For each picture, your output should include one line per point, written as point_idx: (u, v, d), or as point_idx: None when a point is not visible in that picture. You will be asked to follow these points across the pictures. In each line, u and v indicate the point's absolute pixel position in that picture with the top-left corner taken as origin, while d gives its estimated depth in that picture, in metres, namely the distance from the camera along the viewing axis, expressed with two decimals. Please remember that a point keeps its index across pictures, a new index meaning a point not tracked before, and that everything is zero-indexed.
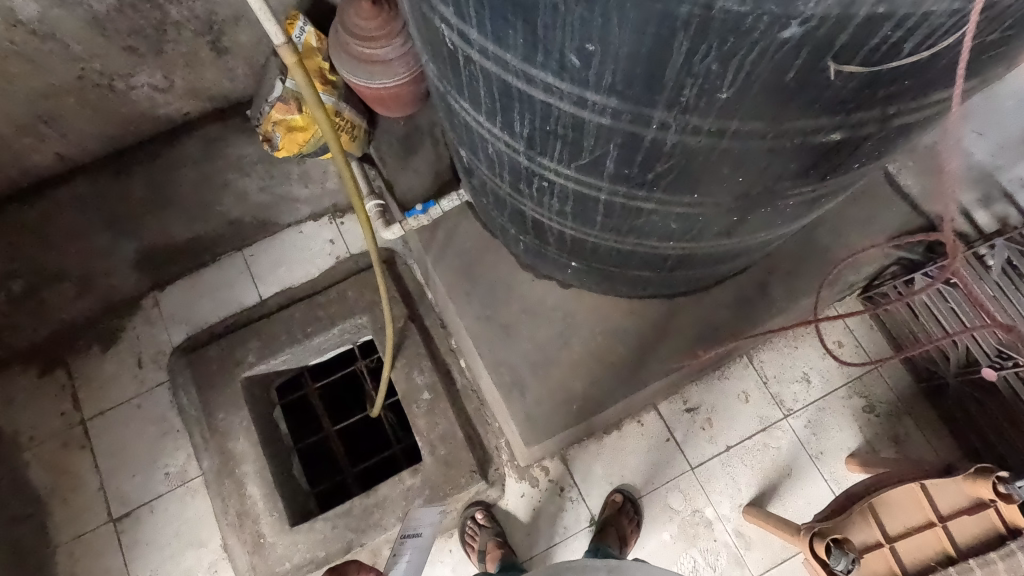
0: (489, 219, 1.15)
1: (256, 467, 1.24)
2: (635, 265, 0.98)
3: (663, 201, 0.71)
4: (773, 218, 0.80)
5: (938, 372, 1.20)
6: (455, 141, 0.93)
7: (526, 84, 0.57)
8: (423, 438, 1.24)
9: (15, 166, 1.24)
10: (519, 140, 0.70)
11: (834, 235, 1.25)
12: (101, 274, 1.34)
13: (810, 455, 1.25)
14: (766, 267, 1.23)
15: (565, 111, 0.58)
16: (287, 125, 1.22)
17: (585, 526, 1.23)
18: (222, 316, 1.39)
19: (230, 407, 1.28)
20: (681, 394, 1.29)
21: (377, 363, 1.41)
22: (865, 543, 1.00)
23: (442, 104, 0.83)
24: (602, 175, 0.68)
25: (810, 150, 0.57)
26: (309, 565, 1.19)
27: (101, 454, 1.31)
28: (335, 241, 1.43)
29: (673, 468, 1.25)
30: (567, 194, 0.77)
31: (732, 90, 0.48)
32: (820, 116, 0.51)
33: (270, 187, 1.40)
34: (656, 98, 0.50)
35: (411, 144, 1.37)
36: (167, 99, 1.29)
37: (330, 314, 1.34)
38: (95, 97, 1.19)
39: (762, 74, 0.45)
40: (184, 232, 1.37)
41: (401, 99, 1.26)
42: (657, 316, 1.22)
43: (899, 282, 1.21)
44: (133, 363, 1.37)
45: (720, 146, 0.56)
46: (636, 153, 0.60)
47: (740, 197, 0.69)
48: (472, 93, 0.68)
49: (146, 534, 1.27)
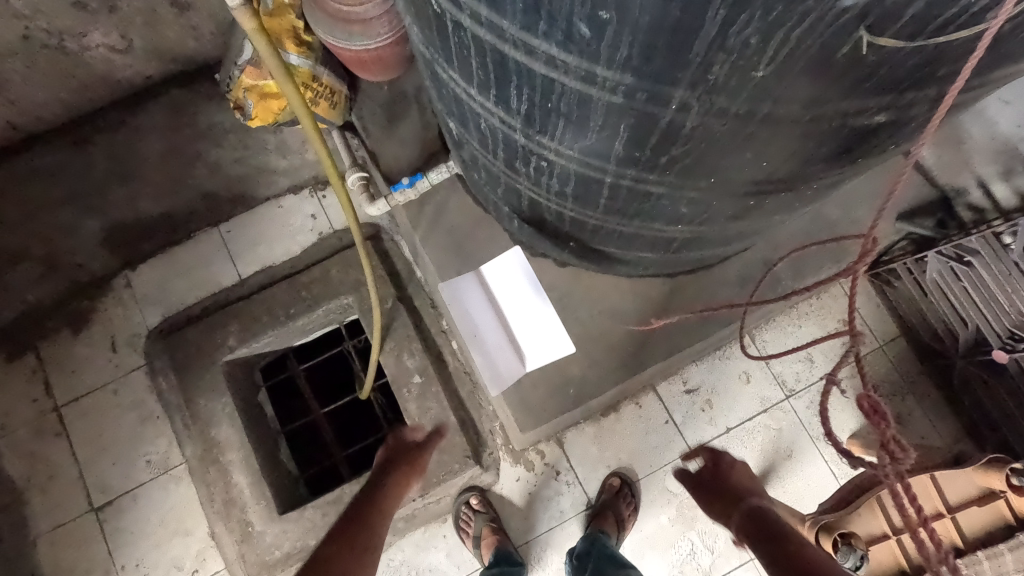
0: (482, 195, 1.07)
1: (241, 456, 1.20)
2: (639, 246, 0.92)
3: (674, 186, 0.64)
4: (791, 201, 0.73)
5: (943, 351, 1.15)
6: (443, 112, 0.84)
7: (526, 56, 0.49)
8: (414, 424, 1.19)
9: None
10: (515, 116, 0.62)
11: (844, 209, 1.19)
12: (66, 253, 1.26)
13: (811, 436, 1.23)
14: (770, 244, 1.18)
15: (570, 87, 0.50)
16: (259, 91, 1.12)
17: (580, 510, 1.21)
18: (200, 296, 1.31)
19: (212, 392, 1.23)
20: (681, 375, 1.25)
21: (365, 344, 1.35)
22: (870, 535, 0.98)
23: (429, 72, 0.75)
24: (609, 157, 0.61)
25: (849, 132, 0.51)
26: (300, 553, 1.16)
27: (78, 442, 1.26)
28: (317, 217, 1.35)
29: (672, 450, 1.23)
30: (568, 175, 0.70)
31: (770, 68, 0.40)
32: (868, 97, 0.44)
33: (245, 158, 1.31)
34: (678, 75, 0.43)
35: (396, 111, 1.27)
36: (126, 61, 1.18)
37: (314, 294, 1.27)
38: (45, 60, 1.08)
39: (809, 51, 0.38)
40: (154, 208, 1.29)
41: (384, 62, 1.16)
42: (658, 296, 1.16)
43: (909, 259, 1.15)
44: (107, 347, 1.30)
45: (747, 130, 0.49)
46: (649, 135, 0.53)
47: (760, 181, 0.62)
48: (462, 63, 0.60)
49: (129, 522, 1.23)
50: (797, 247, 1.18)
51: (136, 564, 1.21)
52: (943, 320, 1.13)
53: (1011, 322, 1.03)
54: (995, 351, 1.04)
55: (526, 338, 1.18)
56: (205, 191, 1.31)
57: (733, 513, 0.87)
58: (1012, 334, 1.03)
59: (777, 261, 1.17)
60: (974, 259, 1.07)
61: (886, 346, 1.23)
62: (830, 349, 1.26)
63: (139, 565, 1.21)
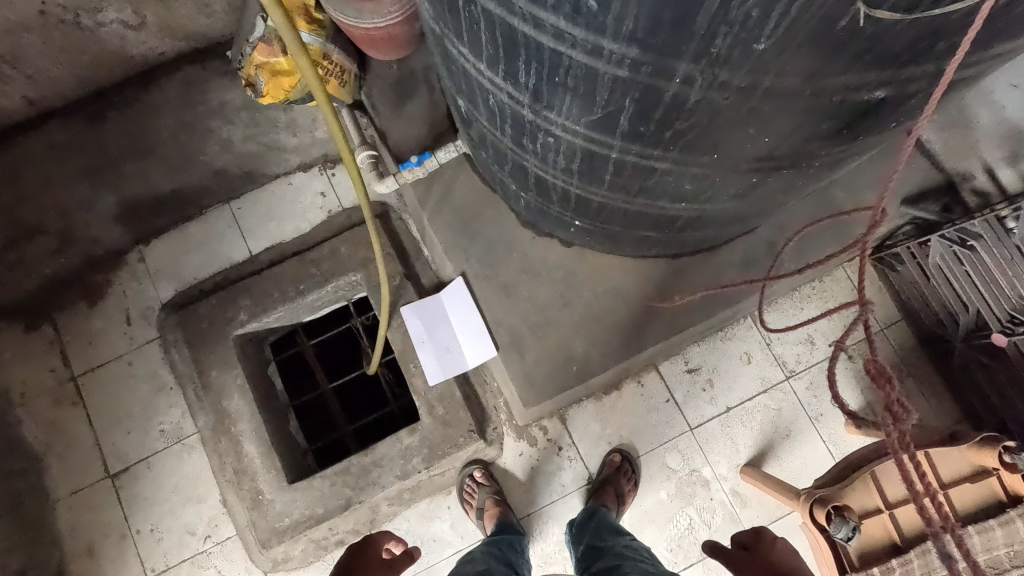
0: (489, 173, 1.09)
1: (252, 426, 1.23)
2: (644, 225, 0.93)
3: (679, 162, 0.65)
4: (794, 179, 0.74)
5: (945, 335, 1.17)
6: (452, 89, 0.85)
7: (534, 29, 0.50)
8: (420, 398, 1.22)
9: None
10: (524, 91, 0.64)
11: (849, 192, 1.20)
12: (82, 227, 1.29)
13: (810, 417, 1.25)
14: (774, 227, 1.19)
15: (577, 61, 0.51)
16: (271, 68, 1.14)
17: (582, 485, 1.24)
18: (212, 272, 1.34)
19: (224, 364, 1.26)
20: (683, 354, 1.27)
21: (373, 321, 1.37)
22: (864, 509, 1.00)
23: (438, 49, 0.76)
24: (615, 132, 0.62)
25: (850, 108, 0.52)
26: (308, 521, 1.19)
27: (94, 411, 1.29)
28: (326, 194, 1.36)
29: (672, 428, 1.25)
30: (574, 151, 0.71)
31: (772, 41, 0.42)
32: (868, 72, 0.45)
33: (256, 136, 1.33)
34: (683, 47, 0.44)
35: (405, 90, 1.28)
36: (139, 38, 1.19)
37: (323, 271, 1.29)
38: (61, 36, 1.10)
39: (809, 23, 0.39)
40: (168, 184, 1.32)
41: (393, 41, 1.17)
42: (662, 277, 1.18)
43: (913, 244, 1.15)
44: (121, 319, 1.33)
45: (750, 103, 0.50)
46: (655, 109, 0.54)
47: (762, 158, 0.64)
48: (472, 38, 0.61)
49: (144, 489, 1.27)
50: (802, 230, 1.19)
51: (151, 529, 1.25)
52: (944, 305, 1.14)
53: (1011, 305, 1.05)
54: (995, 334, 1.06)
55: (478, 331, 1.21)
56: (216, 168, 1.33)
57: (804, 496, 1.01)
58: (1011, 318, 1.05)
59: (781, 243, 1.18)
60: (978, 243, 1.07)
61: (886, 330, 1.26)
62: (831, 332, 1.28)
63: (153, 530, 1.25)
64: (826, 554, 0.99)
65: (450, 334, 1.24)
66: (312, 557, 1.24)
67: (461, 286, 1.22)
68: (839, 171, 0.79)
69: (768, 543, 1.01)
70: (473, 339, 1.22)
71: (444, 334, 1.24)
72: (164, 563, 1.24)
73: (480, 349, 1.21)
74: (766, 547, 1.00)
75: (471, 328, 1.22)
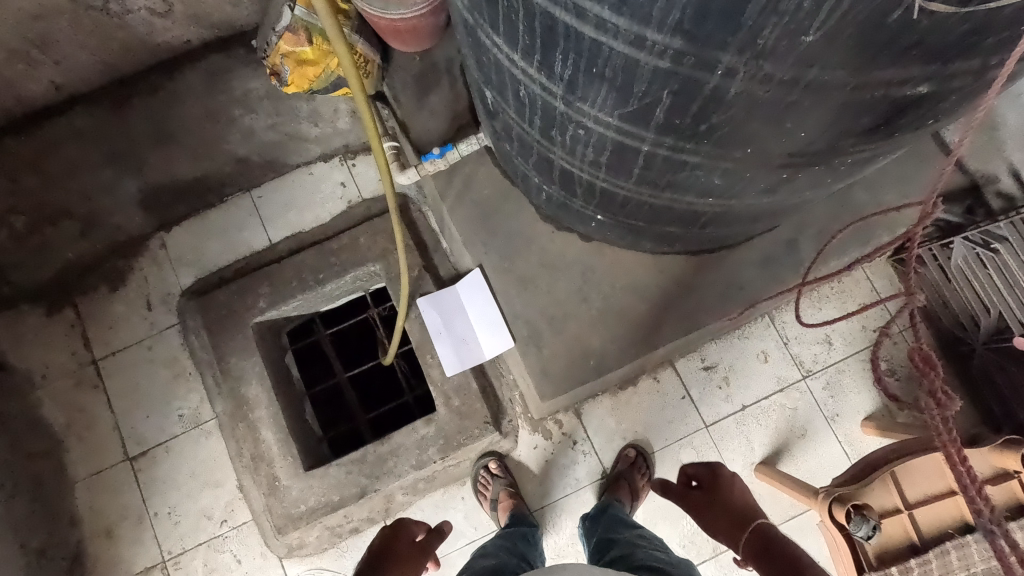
0: (510, 164, 1.09)
1: (270, 413, 1.24)
2: (667, 220, 0.93)
3: (711, 156, 0.65)
4: (824, 176, 0.74)
5: (966, 339, 1.16)
6: (480, 81, 0.86)
7: (576, 19, 0.51)
8: (437, 389, 1.23)
9: (10, 95, 1.19)
10: (558, 82, 0.64)
11: (871, 192, 1.19)
12: (105, 212, 1.30)
13: (826, 417, 1.25)
14: (795, 225, 1.18)
15: (617, 51, 0.52)
16: (297, 57, 1.14)
17: (595, 479, 1.24)
18: (231, 260, 1.35)
19: (243, 351, 1.27)
20: (699, 351, 1.27)
21: (390, 312, 1.38)
22: (882, 508, 1.00)
23: (469, 38, 0.76)
24: (648, 125, 0.62)
25: (890, 103, 0.52)
26: (323, 508, 1.20)
27: (114, 394, 1.31)
28: (347, 184, 1.37)
29: (687, 425, 1.25)
30: (605, 143, 0.71)
31: (820, 33, 0.42)
32: (913, 67, 0.45)
33: (278, 125, 1.34)
34: (729, 39, 0.45)
35: (427, 81, 1.28)
36: (166, 25, 1.20)
37: (342, 261, 1.30)
38: (91, 22, 1.12)
39: (860, 16, 0.39)
40: (190, 171, 1.33)
41: (418, 32, 1.18)
42: (682, 273, 1.18)
43: (936, 245, 1.16)
44: (142, 305, 1.34)
45: (791, 97, 0.50)
46: (693, 102, 0.55)
47: (796, 154, 0.64)
48: (509, 28, 0.61)
49: (162, 473, 1.28)
50: (823, 229, 1.18)
51: (169, 512, 1.27)
52: (966, 308, 1.14)
53: None
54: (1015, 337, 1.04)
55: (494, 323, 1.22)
56: (238, 156, 1.34)
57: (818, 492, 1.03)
58: None
59: (801, 242, 1.18)
60: (1002, 246, 1.08)
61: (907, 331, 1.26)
62: (849, 332, 1.27)
63: (171, 513, 1.27)
64: (843, 552, 1.00)
65: (467, 327, 1.24)
66: (326, 544, 1.25)
67: (477, 278, 1.23)
68: (869, 169, 0.78)
69: (722, 480, 1.10)
70: (489, 331, 1.22)
71: (461, 326, 1.25)
72: (180, 546, 1.26)
73: (496, 340, 1.22)
74: (720, 485, 1.09)
75: (487, 319, 1.23)
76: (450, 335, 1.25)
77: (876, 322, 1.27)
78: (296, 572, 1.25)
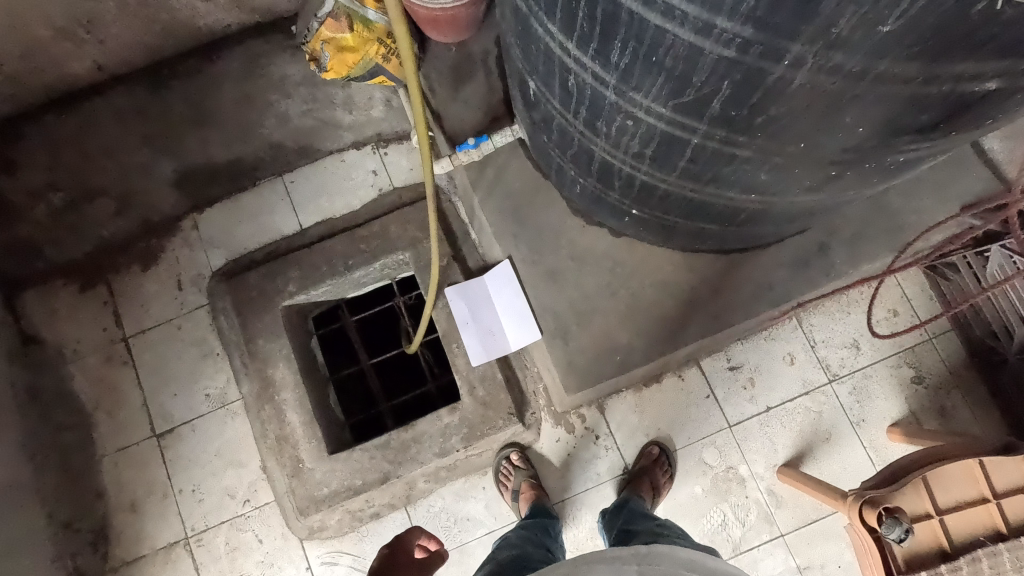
0: (545, 157, 1.10)
1: (296, 396, 1.25)
2: (704, 217, 0.93)
3: (762, 150, 0.65)
4: (871, 176, 0.74)
5: (999, 348, 1.18)
6: (524, 69, 0.86)
7: (643, 6, 0.51)
8: (462, 377, 1.24)
9: (54, 71, 1.22)
10: (611, 72, 0.64)
11: (907, 198, 1.18)
12: (141, 191, 1.34)
13: (851, 422, 1.24)
14: (828, 228, 1.18)
15: (681, 40, 0.52)
16: (337, 44, 1.15)
17: (616, 474, 1.24)
18: (262, 244, 1.36)
19: (271, 333, 1.28)
20: (725, 351, 1.27)
21: (416, 301, 1.39)
22: (914, 513, 1.00)
23: (516, 26, 0.76)
24: (702, 116, 0.62)
25: (955, 100, 0.53)
26: (346, 491, 1.22)
27: (143, 371, 1.33)
28: (378, 172, 1.37)
29: (710, 424, 1.25)
30: (652, 135, 0.71)
31: (899, 23, 0.43)
32: (985, 60, 0.47)
33: (313, 111, 1.36)
34: (801, 28, 0.45)
35: (462, 72, 1.28)
36: (209, 9, 1.23)
37: (372, 248, 1.30)
38: (136, 3, 1.15)
39: (944, 7, 0.41)
40: (225, 154, 1.35)
41: (456, 24, 1.19)
42: (712, 272, 1.17)
43: (973, 256, 1.15)
44: (173, 285, 1.35)
45: (856, 90, 0.51)
46: (752, 94, 0.54)
47: (849, 151, 0.64)
48: (566, 15, 0.61)
49: (187, 450, 1.30)
50: (855, 231, 1.18)
51: (193, 489, 1.28)
52: (999, 316, 1.16)
53: None
54: None
55: (521, 317, 1.22)
56: (272, 141, 1.36)
57: (846, 496, 1.04)
58: None
59: (833, 244, 1.17)
60: None
61: (937, 339, 1.26)
62: (878, 338, 1.27)
63: (195, 491, 1.28)
64: (873, 556, 1.00)
65: (493, 319, 1.25)
66: (347, 528, 1.26)
67: (506, 270, 1.23)
68: (913, 172, 0.78)
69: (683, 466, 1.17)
70: (515, 323, 1.23)
71: (488, 318, 1.25)
72: (203, 523, 1.27)
73: (522, 333, 1.22)
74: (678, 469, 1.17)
75: (514, 311, 1.23)
76: (476, 326, 1.26)
77: (906, 328, 1.27)
78: (316, 554, 1.26)
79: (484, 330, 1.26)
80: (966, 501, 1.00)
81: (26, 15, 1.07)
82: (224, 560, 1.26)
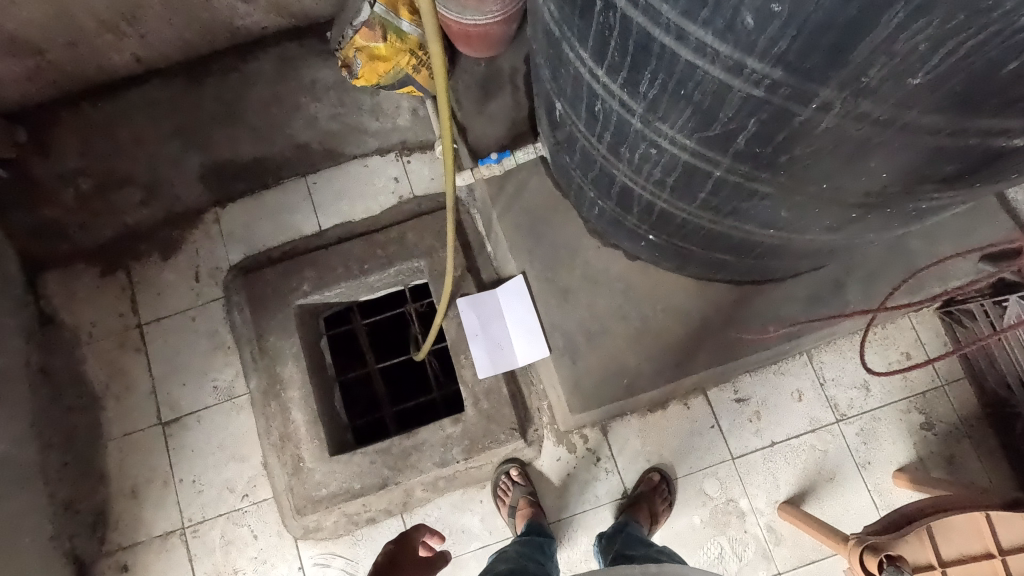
0: (565, 176, 1.11)
1: (301, 394, 1.26)
2: (722, 248, 0.93)
3: (786, 187, 0.65)
4: (894, 219, 0.74)
5: (1014, 400, 1.16)
6: (552, 91, 0.87)
7: (675, 41, 0.52)
8: (468, 390, 1.24)
9: (94, 61, 1.27)
10: (639, 101, 0.65)
11: (926, 241, 1.18)
12: (167, 182, 1.37)
13: (856, 464, 1.23)
14: (844, 266, 1.17)
15: (712, 76, 0.52)
16: (369, 53, 1.17)
17: (616, 498, 1.23)
18: (280, 242, 1.37)
19: (282, 331, 1.29)
20: (733, 382, 1.26)
21: (427, 309, 1.40)
22: (916, 563, 1.00)
23: (548, 47, 0.77)
24: (726, 150, 0.62)
25: (982, 153, 0.53)
26: (344, 494, 1.22)
27: (154, 359, 1.34)
28: (399, 179, 1.38)
29: (712, 455, 1.24)
30: (675, 164, 0.71)
31: (928, 77, 0.44)
32: (1014, 116, 0.47)
33: (340, 115, 1.39)
34: (832, 74, 0.46)
35: (489, 87, 1.30)
36: (248, 10, 1.28)
37: (388, 254, 1.32)
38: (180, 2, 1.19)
39: (974, 65, 0.42)
40: (251, 151, 1.38)
41: (488, 40, 1.21)
42: (725, 301, 1.17)
43: (992, 307, 1.13)
44: (190, 276, 1.37)
45: (882, 137, 0.51)
46: (778, 133, 0.55)
47: (870, 195, 0.64)
48: (598, 43, 0.62)
49: (191, 441, 1.31)
50: (870, 271, 1.17)
51: (193, 480, 1.29)
52: (1015, 367, 1.14)
53: None
54: None
55: (530, 331, 1.23)
56: (299, 142, 1.39)
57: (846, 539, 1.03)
58: None
59: (849, 283, 1.17)
60: None
61: (948, 386, 1.25)
62: (888, 380, 1.25)
63: (195, 481, 1.29)
64: None
65: (503, 333, 1.25)
66: (342, 530, 1.26)
67: (518, 284, 1.24)
68: (932, 220, 0.78)
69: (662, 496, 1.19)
70: (523, 338, 1.24)
71: (498, 331, 1.26)
72: (201, 515, 1.28)
73: (530, 347, 1.23)
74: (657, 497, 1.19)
75: (523, 325, 1.24)
76: (486, 338, 1.26)
77: (917, 372, 1.25)
78: (309, 554, 1.26)
79: (494, 342, 1.26)
80: (970, 554, 0.98)
81: (72, 7, 1.12)
82: (218, 553, 1.26)
